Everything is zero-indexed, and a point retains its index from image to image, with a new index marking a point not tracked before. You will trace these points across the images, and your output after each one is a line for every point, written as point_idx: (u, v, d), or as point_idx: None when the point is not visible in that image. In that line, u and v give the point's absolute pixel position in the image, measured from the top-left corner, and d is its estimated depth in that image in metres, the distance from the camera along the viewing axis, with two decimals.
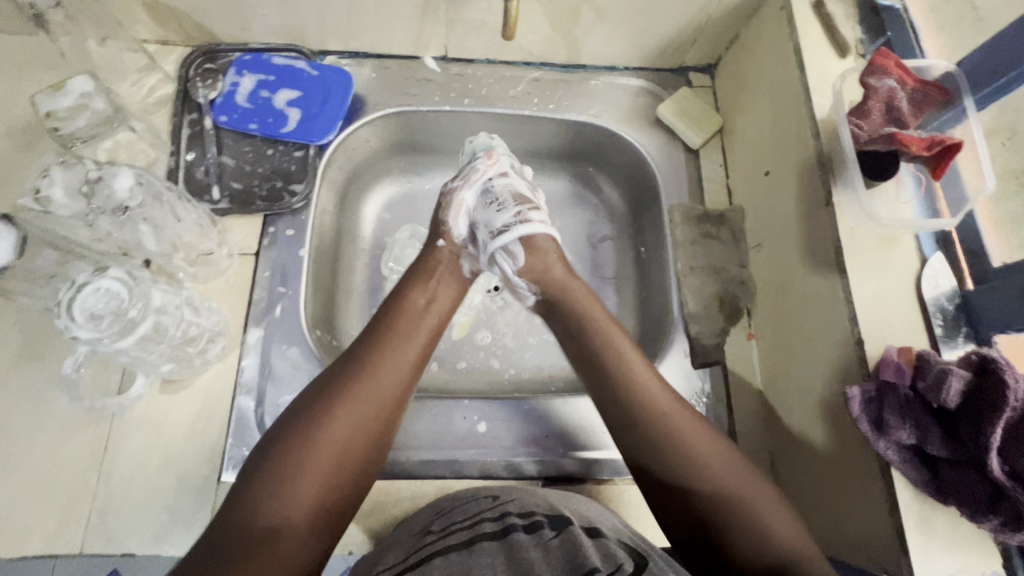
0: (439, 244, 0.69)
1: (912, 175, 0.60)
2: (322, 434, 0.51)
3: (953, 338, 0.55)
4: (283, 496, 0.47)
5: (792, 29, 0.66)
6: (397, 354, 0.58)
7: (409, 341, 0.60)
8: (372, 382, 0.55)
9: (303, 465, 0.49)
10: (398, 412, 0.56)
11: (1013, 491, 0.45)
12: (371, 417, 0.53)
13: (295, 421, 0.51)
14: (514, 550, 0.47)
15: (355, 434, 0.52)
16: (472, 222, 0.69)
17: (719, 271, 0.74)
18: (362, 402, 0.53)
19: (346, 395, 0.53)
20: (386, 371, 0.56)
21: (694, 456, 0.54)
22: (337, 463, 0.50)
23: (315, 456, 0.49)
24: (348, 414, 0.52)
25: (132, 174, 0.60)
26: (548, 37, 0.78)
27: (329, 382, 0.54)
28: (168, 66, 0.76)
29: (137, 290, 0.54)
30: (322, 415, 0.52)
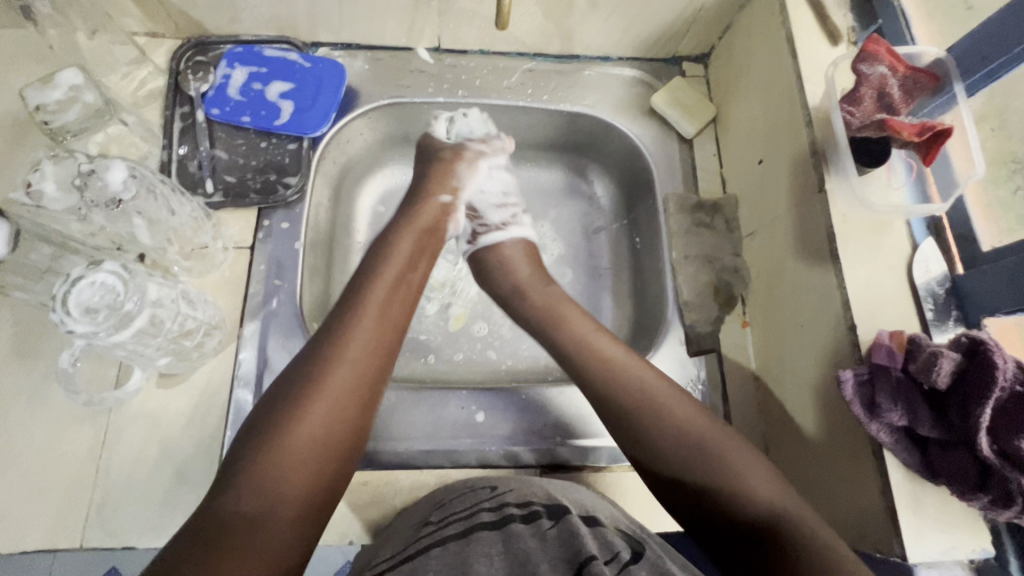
0: (443, 198, 0.70)
1: (902, 160, 0.60)
2: (299, 419, 0.49)
3: (943, 322, 0.56)
4: (268, 484, 0.46)
5: (784, 17, 0.66)
6: (370, 333, 0.56)
7: (382, 318, 0.57)
8: (346, 363, 0.53)
9: (284, 453, 0.47)
10: (376, 391, 0.55)
11: (1002, 470, 0.46)
12: (346, 399, 0.52)
13: (273, 408, 0.50)
14: (512, 539, 0.48)
15: (333, 419, 0.51)
16: (447, 204, 0.71)
17: (713, 260, 0.75)
18: (338, 385, 0.52)
19: (320, 380, 0.51)
20: (359, 352, 0.54)
21: (682, 431, 0.55)
22: (320, 448, 0.49)
23: (295, 442, 0.48)
24: (325, 398, 0.51)
25: (125, 166, 0.59)
26: (542, 27, 0.78)
27: (303, 367, 0.53)
28: (158, 59, 0.76)
29: (133, 284, 0.54)
30: (299, 401, 0.50)
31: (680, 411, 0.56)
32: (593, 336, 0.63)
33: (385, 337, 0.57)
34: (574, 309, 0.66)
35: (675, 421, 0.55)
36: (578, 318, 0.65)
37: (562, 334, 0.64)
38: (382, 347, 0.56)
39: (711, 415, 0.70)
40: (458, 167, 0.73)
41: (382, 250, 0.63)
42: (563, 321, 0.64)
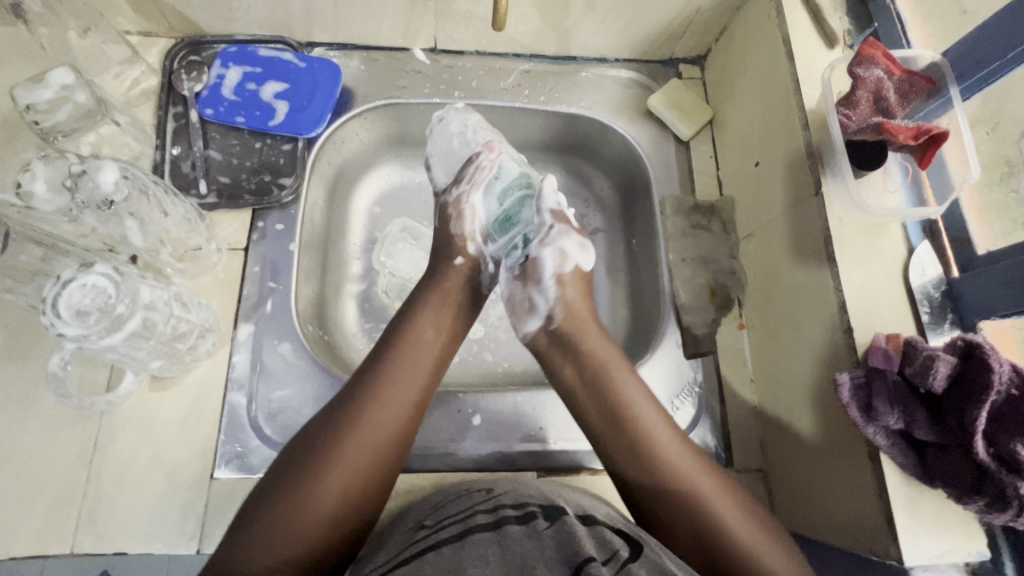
0: (457, 261, 0.66)
1: (898, 164, 0.61)
2: (319, 479, 0.49)
3: (939, 325, 0.56)
4: (278, 543, 0.46)
5: (781, 20, 0.66)
6: (393, 400, 0.54)
7: (410, 383, 0.56)
8: (371, 425, 0.52)
9: (292, 518, 0.47)
10: (401, 452, 0.54)
11: (998, 473, 0.46)
12: (370, 462, 0.51)
13: (290, 469, 0.50)
14: (507, 541, 0.47)
15: (354, 482, 0.50)
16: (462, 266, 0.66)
17: (710, 262, 0.75)
18: (355, 458, 0.51)
19: (343, 443, 0.51)
20: (377, 421, 0.53)
21: (703, 510, 0.51)
22: (331, 518, 0.49)
23: (314, 502, 0.48)
24: (338, 469, 0.50)
25: (117, 167, 0.58)
26: (538, 28, 0.78)
27: (328, 425, 0.52)
28: (151, 58, 0.75)
29: (125, 286, 0.53)
30: (312, 469, 0.49)
31: (707, 481, 0.53)
32: (639, 402, 0.57)
33: (414, 399, 0.55)
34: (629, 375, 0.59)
35: (701, 495, 0.52)
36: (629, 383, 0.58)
37: (608, 401, 0.57)
38: (410, 411, 0.55)
39: (707, 418, 0.70)
40: (452, 221, 0.68)
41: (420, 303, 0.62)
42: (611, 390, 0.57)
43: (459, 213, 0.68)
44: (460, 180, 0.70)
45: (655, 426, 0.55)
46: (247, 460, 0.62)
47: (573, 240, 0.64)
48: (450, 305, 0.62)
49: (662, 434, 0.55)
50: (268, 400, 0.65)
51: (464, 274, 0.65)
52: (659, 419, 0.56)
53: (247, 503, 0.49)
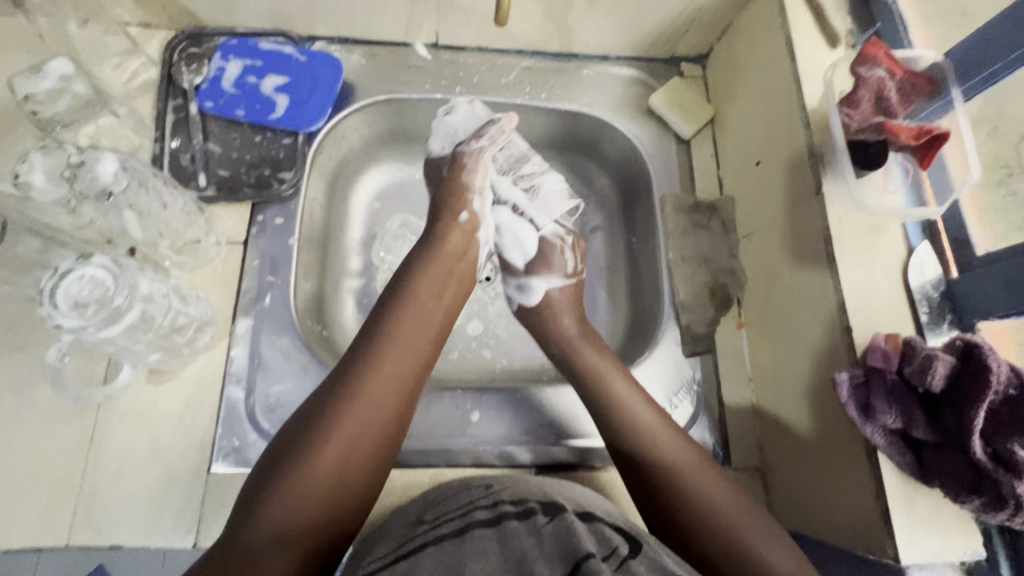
0: (462, 216, 0.70)
1: (898, 164, 0.60)
2: (323, 446, 0.49)
3: (938, 325, 0.56)
4: (286, 508, 0.46)
5: (784, 20, 0.66)
6: (395, 367, 0.55)
7: (411, 351, 0.57)
8: (372, 395, 0.53)
9: (300, 485, 0.47)
10: (402, 424, 0.54)
11: (994, 473, 0.46)
12: (374, 431, 0.52)
13: (296, 436, 0.50)
14: (507, 537, 0.47)
15: (356, 451, 0.50)
16: (467, 223, 0.70)
17: (709, 260, 0.75)
18: (360, 423, 0.51)
19: (345, 413, 0.51)
20: (380, 388, 0.53)
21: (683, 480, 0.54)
22: (335, 484, 0.49)
23: (319, 468, 0.48)
24: (344, 435, 0.50)
25: (116, 158, 0.58)
26: (540, 25, 0.78)
27: (325, 400, 0.52)
28: (151, 50, 0.74)
29: (123, 277, 0.53)
30: (317, 436, 0.49)
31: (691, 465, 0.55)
32: (634, 403, 0.60)
33: (415, 369, 0.56)
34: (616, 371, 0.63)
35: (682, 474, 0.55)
36: (617, 381, 0.62)
37: (601, 402, 0.61)
38: (410, 380, 0.56)
39: (705, 416, 0.70)
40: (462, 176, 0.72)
41: (411, 279, 0.63)
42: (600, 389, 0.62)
43: (472, 169, 0.73)
44: (479, 137, 0.74)
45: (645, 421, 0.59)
46: (245, 454, 0.62)
47: (575, 221, 0.79)
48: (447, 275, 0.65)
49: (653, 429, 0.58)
50: (266, 394, 0.65)
51: (459, 242, 0.68)
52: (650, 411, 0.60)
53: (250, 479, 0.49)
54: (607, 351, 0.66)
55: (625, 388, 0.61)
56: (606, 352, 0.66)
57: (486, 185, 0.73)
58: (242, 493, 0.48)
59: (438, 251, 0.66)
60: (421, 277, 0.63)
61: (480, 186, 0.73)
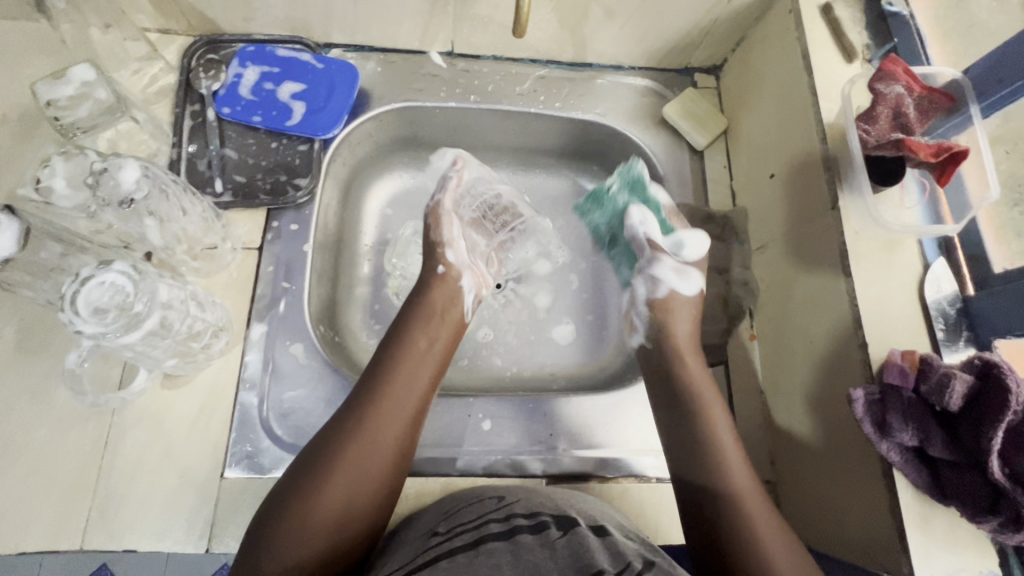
0: (439, 271, 0.68)
1: (916, 180, 0.60)
2: (323, 487, 0.50)
3: (954, 342, 0.56)
4: (291, 542, 0.48)
5: (800, 34, 0.66)
6: (397, 402, 0.56)
7: (411, 386, 0.58)
8: (374, 430, 0.54)
9: (304, 520, 0.48)
10: (405, 457, 0.56)
11: (1011, 493, 0.46)
12: (372, 471, 0.52)
13: (301, 472, 0.51)
14: (520, 551, 0.47)
15: (357, 487, 0.51)
16: (444, 275, 0.68)
17: (722, 272, 0.75)
18: (360, 458, 0.52)
19: (348, 447, 0.52)
20: (382, 421, 0.54)
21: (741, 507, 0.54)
22: (338, 519, 0.50)
23: (320, 506, 0.49)
24: (345, 470, 0.51)
25: (138, 165, 0.58)
26: (556, 35, 0.78)
27: (329, 434, 0.54)
28: (169, 56, 0.75)
29: (143, 284, 0.53)
30: (321, 471, 0.51)
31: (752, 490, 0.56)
32: (720, 422, 0.61)
33: (413, 406, 0.57)
34: (713, 395, 0.63)
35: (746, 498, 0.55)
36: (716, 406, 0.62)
37: (700, 428, 0.60)
38: (413, 413, 0.57)
39: None
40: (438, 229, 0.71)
41: (410, 318, 0.64)
42: (697, 411, 0.61)
43: (444, 224, 0.72)
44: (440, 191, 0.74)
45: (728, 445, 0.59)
46: (258, 460, 0.62)
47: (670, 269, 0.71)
48: (437, 313, 0.65)
49: (733, 452, 0.58)
50: (280, 400, 0.65)
51: (451, 289, 0.68)
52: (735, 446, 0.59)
53: (262, 512, 0.50)
54: (706, 373, 0.65)
55: (717, 409, 0.62)
56: (706, 374, 0.65)
57: (456, 232, 0.72)
58: (252, 525, 0.50)
59: (433, 300, 0.66)
60: (416, 315, 0.64)
61: (450, 237, 0.71)
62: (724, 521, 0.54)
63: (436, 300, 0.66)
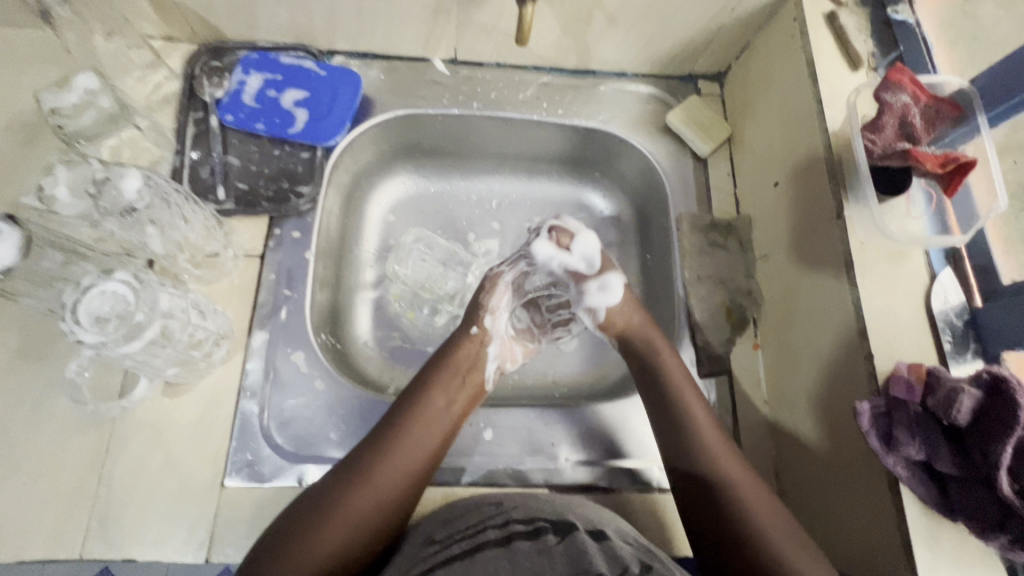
0: (473, 330, 0.68)
1: (923, 190, 0.60)
2: (317, 538, 0.50)
3: (962, 354, 0.55)
4: None
5: (805, 42, 0.66)
6: (406, 460, 0.56)
7: (423, 443, 0.57)
8: (377, 486, 0.53)
9: (293, 568, 0.48)
10: (404, 515, 0.55)
11: (1020, 509, 0.46)
12: (368, 527, 0.52)
13: (296, 518, 0.51)
14: (516, 558, 0.47)
15: (350, 542, 0.51)
16: (478, 335, 0.68)
17: (726, 281, 0.74)
18: (358, 513, 0.52)
19: (349, 500, 0.52)
20: (386, 477, 0.54)
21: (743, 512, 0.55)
22: (326, 572, 0.49)
23: (310, 558, 0.49)
24: (341, 523, 0.51)
25: (141, 174, 0.58)
26: (559, 42, 0.78)
27: (333, 484, 0.53)
28: (174, 63, 0.74)
29: (144, 293, 0.53)
30: (317, 522, 0.50)
31: (750, 496, 0.56)
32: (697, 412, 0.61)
33: (421, 467, 0.56)
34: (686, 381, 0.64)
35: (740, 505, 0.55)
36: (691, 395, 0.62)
37: (681, 423, 0.61)
38: (419, 473, 0.56)
39: None
40: (487, 296, 0.70)
41: (432, 374, 0.63)
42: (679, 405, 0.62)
43: (491, 293, 0.70)
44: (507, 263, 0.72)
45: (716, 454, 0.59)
46: (258, 469, 0.62)
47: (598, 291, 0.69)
48: (461, 373, 0.64)
49: (717, 447, 0.59)
50: (280, 408, 0.65)
51: (476, 349, 0.67)
52: (722, 440, 0.60)
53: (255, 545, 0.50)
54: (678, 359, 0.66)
55: (695, 402, 0.62)
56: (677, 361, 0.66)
57: (505, 304, 0.71)
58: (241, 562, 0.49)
59: (457, 356, 0.65)
60: (439, 373, 0.63)
61: (496, 305, 0.70)
62: (724, 517, 0.55)
63: (462, 358, 0.65)
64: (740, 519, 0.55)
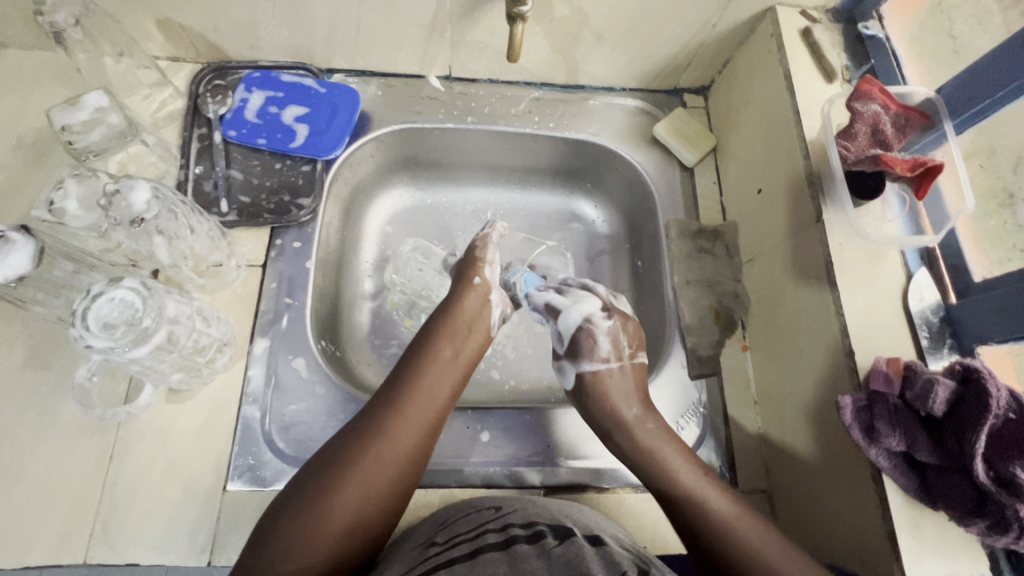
0: (476, 281, 0.72)
1: (897, 194, 0.63)
2: (336, 493, 0.53)
3: (938, 350, 0.58)
4: (303, 538, 0.50)
5: (782, 56, 0.70)
6: (417, 410, 0.59)
7: (432, 396, 0.61)
8: (393, 441, 0.57)
9: (317, 521, 0.51)
10: (423, 463, 0.59)
11: (996, 495, 0.47)
12: (383, 478, 0.55)
13: (318, 475, 0.54)
14: (518, 561, 0.49)
15: (370, 494, 0.54)
16: (480, 286, 0.71)
17: (713, 284, 0.77)
18: (377, 464, 0.55)
19: (367, 452, 0.55)
20: (403, 429, 0.58)
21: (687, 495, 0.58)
22: (352, 520, 0.53)
23: (334, 508, 0.52)
24: (363, 474, 0.54)
25: (149, 186, 0.60)
26: (549, 59, 0.81)
27: (348, 440, 0.56)
28: (179, 83, 0.78)
29: (151, 299, 0.55)
30: (337, 477, 0.54)
31: (697, 478, 0.60)
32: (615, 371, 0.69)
33: (429, 418, 0.60)
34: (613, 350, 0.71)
35: (687, 484, 0.59)
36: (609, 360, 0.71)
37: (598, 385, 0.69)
38: (432, 421, 0.60)
39: (713, 439, 0.70)
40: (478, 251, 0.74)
41: (434, 333, 0.67)
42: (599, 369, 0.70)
43: (484, 247, 0.74)
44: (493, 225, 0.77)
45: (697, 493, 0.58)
46: (260, 473, 0.63)
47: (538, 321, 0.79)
48: (459, 329, 0.68)
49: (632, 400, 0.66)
50: (281, 413, 0.67)
51: (474, 304, 0.70)
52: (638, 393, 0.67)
53: (274, 512, 0.53)
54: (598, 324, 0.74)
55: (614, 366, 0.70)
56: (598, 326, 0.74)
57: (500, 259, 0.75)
58: (264, 519, 0.52)
59: (458, 305, 0.70)
60: (439, 334, 0.67)
61: (493, 259, 0.74)
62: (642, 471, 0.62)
63: (465, 308, 0.69)
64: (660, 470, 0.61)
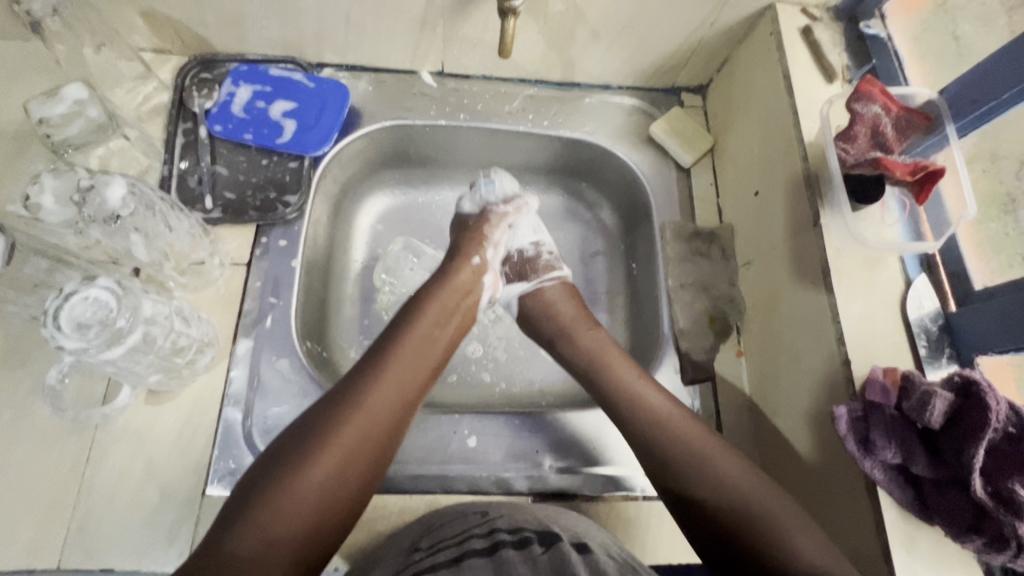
0: (476, 261, 0.72)
1: (896, 199, 0.61)
2: (312, 463, 0.51)
3: (937, 359, 0.56)
4: (278, 511, 0.48)
5: (781, 55, 0.68)
6: (395, 382, 0.58)
7: (412, 374, 0.60)
8: (370, 412, 0.55)
9: (292, 491, 0.49)
10: (399, 437, 0.57)
11: (995, 512, 0.46)
12: (360, 454, 0.53)
13: (290, 446, 0.52)
14: (503, 566, 0.47)
15: (347, 465, 0.53)
16: (479, 267, 0.72)
17: (708, 288, 0.75)
18: (355, 435, 0.54)
19: (344, 422, 0.54)
20: (379, 400, 0.56)
21: (700, 463, 0.57)
22: (328, 491, 0.51)
23: (309, 478, 0.50)
24: (340, 446, 0.52)
25: (125, 182, 0.59)
26: (544, 55, 0.79)
27: (324, 411, 0.54)
28: (163, 75, 0.76)
29: (127, 299, 0.53)
30: (313, 449, 0.52)
31: (707, 444, 0.59)
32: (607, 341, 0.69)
33: (410, 392, 0.59)
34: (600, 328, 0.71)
35: (699, 451, 0.58)
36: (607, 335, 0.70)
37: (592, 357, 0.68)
38: (411, 395, 0.59)
39: None
40: (484, 229, 0.75)
41: (417, 307, 0.65)
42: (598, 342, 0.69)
43: (492, 226, 0.76)
44: (506, 203, 0.78)
45: (701, 450, 0.58)
46: None
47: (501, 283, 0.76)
48: (452, 305, 0.67)
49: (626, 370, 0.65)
50: (264, 416, 0.65)
51: (466, 280, 0.70)
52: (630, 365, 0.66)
53: (242, 492, 0.50)
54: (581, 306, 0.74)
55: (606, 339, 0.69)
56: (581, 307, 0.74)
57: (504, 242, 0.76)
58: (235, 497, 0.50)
59: (448, 284, 0.69)
60: (425, 306, 0.65)
61: (496, 239, 0.75)
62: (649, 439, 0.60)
63: (451, 290, 0.69)
64: (671, 439, 0.59)
